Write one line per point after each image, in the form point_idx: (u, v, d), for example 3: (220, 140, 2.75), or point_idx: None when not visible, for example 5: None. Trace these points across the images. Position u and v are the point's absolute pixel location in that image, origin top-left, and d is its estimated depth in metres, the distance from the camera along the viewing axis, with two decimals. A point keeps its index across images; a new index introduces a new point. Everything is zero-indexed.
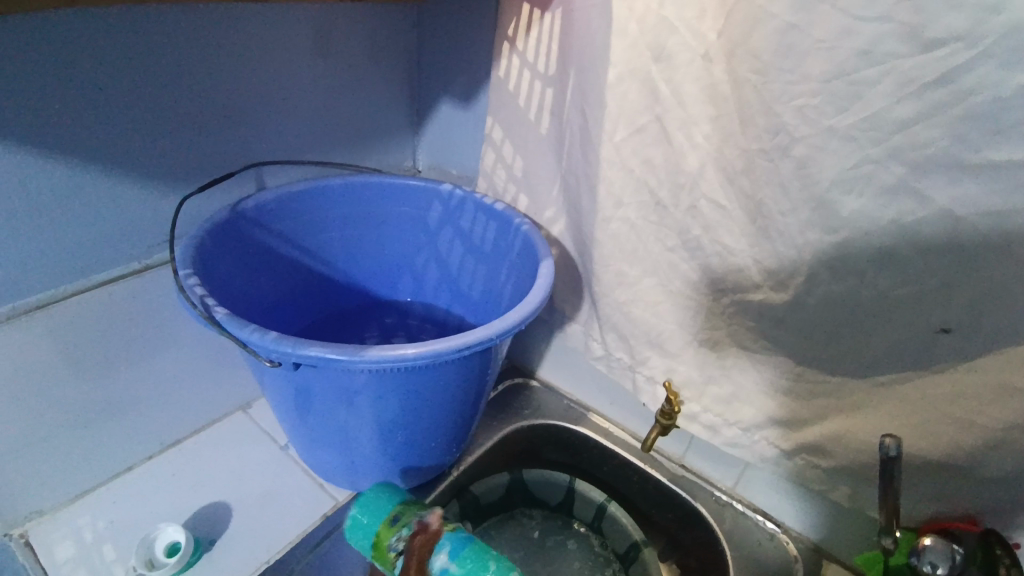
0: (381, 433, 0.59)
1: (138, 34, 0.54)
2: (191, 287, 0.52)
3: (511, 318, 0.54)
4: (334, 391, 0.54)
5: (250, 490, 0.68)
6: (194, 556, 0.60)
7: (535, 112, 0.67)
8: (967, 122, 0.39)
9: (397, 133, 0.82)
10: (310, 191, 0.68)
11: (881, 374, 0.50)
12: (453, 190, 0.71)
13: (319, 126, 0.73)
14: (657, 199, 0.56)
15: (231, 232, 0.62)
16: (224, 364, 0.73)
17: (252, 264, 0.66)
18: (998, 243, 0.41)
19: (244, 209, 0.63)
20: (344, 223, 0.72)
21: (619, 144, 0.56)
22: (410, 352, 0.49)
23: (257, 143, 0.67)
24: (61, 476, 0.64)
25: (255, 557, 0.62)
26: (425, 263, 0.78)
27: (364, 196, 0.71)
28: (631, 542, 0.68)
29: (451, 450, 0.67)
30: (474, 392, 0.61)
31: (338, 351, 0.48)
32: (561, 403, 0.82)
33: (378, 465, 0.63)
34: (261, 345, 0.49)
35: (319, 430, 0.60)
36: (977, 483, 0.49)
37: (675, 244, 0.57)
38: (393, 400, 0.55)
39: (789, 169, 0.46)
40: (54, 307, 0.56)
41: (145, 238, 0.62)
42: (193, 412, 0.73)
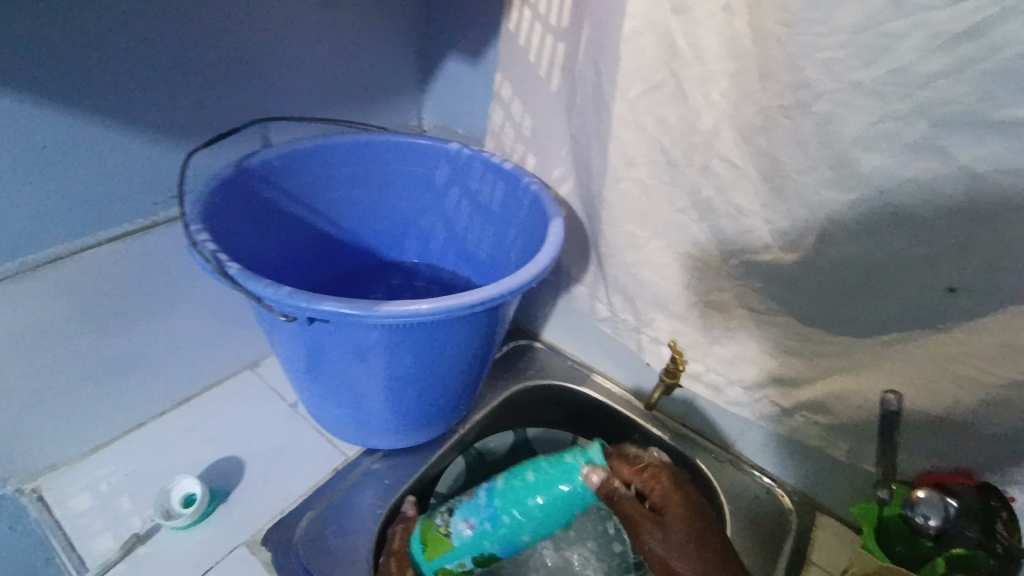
0: (393, 389, 0.60)
1: None
2: (203, 242, 0.52)
3: (522, 276, 0.54)
4: (347, 348, 0.54)
5: (262, 445, 0.69)
6: (209, 507, 0.62)
7: (547, 68, 0.65)
8: (995, 78, 0.38)
9: (402, 90, 0.80)
10: (317, 148, 0.67)
11: (886, 334, 0.52)
12: (461, 149, 0.70)
13: (323, 82, 0.71)
14: (670, 158, 0.56)
15: (238, 188, 0.61)
16: (233, 322, 0.73)
17: (259, 222, 0.65)
18: (1015, 203, 0.41)
19: (249, 166, 0.62)
20: (351, 182, 0.72)
21: (634, 101, 0.56)
22: (425, 307, 0.49)
23: (261, 97, 0.66)
24: (73, 432, 0.64)
25: (270, 508, 0.63)
26: (432, 224, 0.77)
27: (371, 154, 0.70)
28: None
29: (460, 407, 0.68)
30: (484, 349, 0.62)
31: (354, 306, 0.48)
32: (566, 363, 0.83)
33: (389, 422, 0.64)
34: (278, 301, 0.49)
35: (332, 387, 0.61)
36: (976, 439, 0.51)
37: (686, 205, 0.57)
38: (406, 356, 0.56)
39: (809, 127, 0.46)
40: (63, 262, 0.56)
41: (151, 193, 0.61)
42: (202, 370, 0.73)
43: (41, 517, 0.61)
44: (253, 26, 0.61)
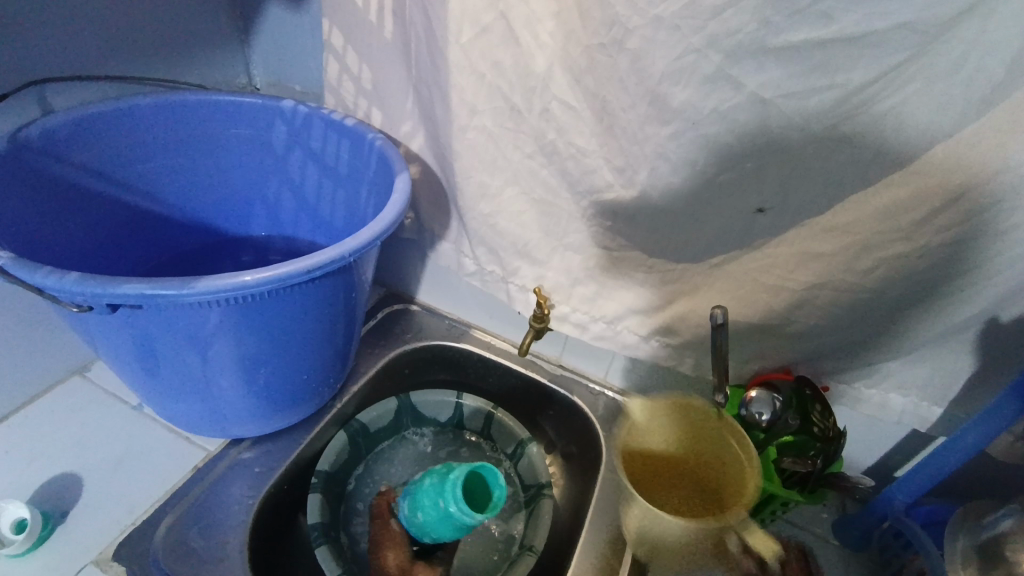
0: (242, 371, 0.55)
1: None
2: None
3: (366, 235, 0.51)
4: (174, 332, 0.49)
5: (102, 456, 0.61)
6: (45, 530, 0.54)
7: (376, 13, 0.61)
8: (770, 6, 0.41)
9: (220, 43, 0.71)
10: (114, 112, 0.58)
11: (714, 256, 0.57)
12: (296, 106, 0.64)
13: (113, 34, 0.61)
14: (512, 104, 0.57)
15: (11, 164, 0.51)
16: (43, 323, 0.63)
17: (48, 202, 0.56)
18: (798, 123, 0.46)
19: (25, 137, 0.52)
20: (167, 149, 0.63)
21: (467, 45, 0.55)
22: (250, 279, 0.44)
23: (34, 52, 0.55)
24: None
25: (117, 521, 0.56)
26: (278, 192, 0.71)
27: (186, 117, 0.62)
28: (518, 441, 0.75)
29: (329, 381, 0.65)
30: (342, 316, 0.58)
31: (161, 285, 0.42)
32: (443, 323, 0.82)
33: (247, 407, 0.59)
34: (62, 289, 0.41)
35: (170, 379, 0.55)
36: (790, 338, 0.57)
37: (533, 150, 0.58)
38: (247, 333, 0.51)
39: (626, 63, 0.48)
40: None
41: None
42: (10, 382, 0.63)
43: None
44: None
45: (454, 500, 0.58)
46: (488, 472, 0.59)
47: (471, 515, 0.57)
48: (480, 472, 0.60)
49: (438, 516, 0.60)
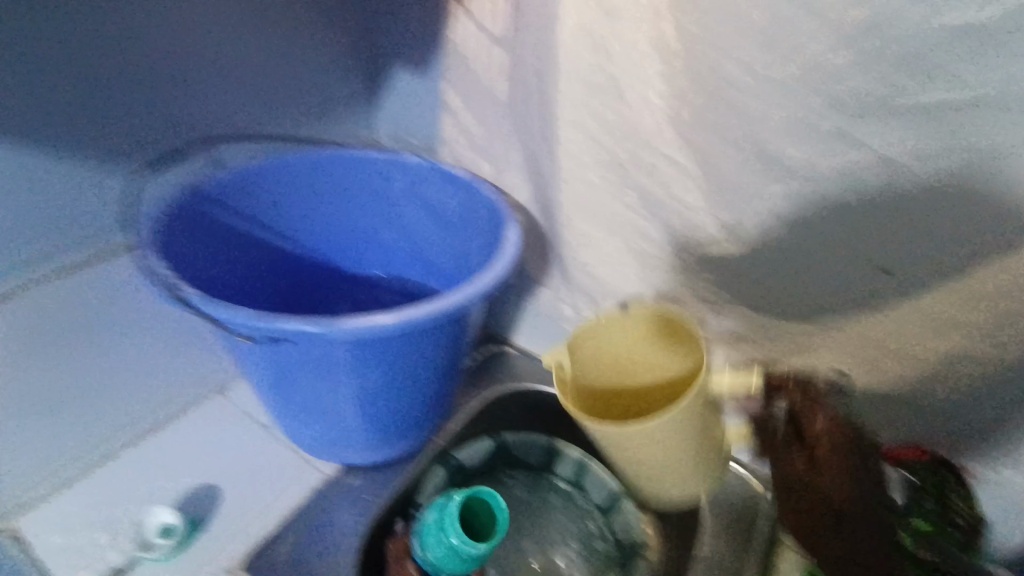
0: (362, 403, 0.60)
1: (54, 12, 0.51)
2: (158, 269, 0.52)
3: (482, 284, 0.55)
4: (312, 363, 0.55)
5: (236, 469, 0.68)
6: (188, 537, 0.62)
7: (492, 75, 0.66)
8: (896, 69, 0.41)
9: (353, 104, 0.80)
10: (269, 168, 0.67)
11: (832, 320, 0.53)
12: (416, 161, 0.71)
13: (270, 101, 0.71)
14: (617, 159, 0.58)
15: (194, 213, 0.62)
16: (197, 347, 0.72)
17: (215, 245, 0.66)
18: (932, 182, 0.43)
19: (205, 187, 0.62)
20: (308, 199, 0.72)
21: (575, 104, 0.58)
22: (387, 321, 0.50)
23: (200, 118, 0.65)
24: (41, 468, 0.64)
25: (247, 534, 0.63)
26: (392, 238, 0.77)
27: (325, 171, 0.71)
28: (611, 493, 0.74)
29: (433, 417, 0.69)
30: (452, 357, 0.63)
31: (314, 323, 0.49)
32: (537, 367, 0.84)
33: (362, 436, 0.64)
34: (238, 323, 0.49)
35: (300, 404, 0.61)
36: (924, 412, 0.53)
37: (636, 203, 0.59)
38: (373, 369, 0.56)
39: (733, 121, 0.48)
40: (13, 300, 0.56)
41: (106, 225, 0.62)
42: (169, 396, 0.72)
43: (20, 560, 0.61)
44: (187, 49, 0.61)
45: (455, 531, 0.57)
46: (487, 495, 0.59)
47: (473, 547, 0.56)
48: (476, 498, 0.59)
49: (446, 554, 0.57)
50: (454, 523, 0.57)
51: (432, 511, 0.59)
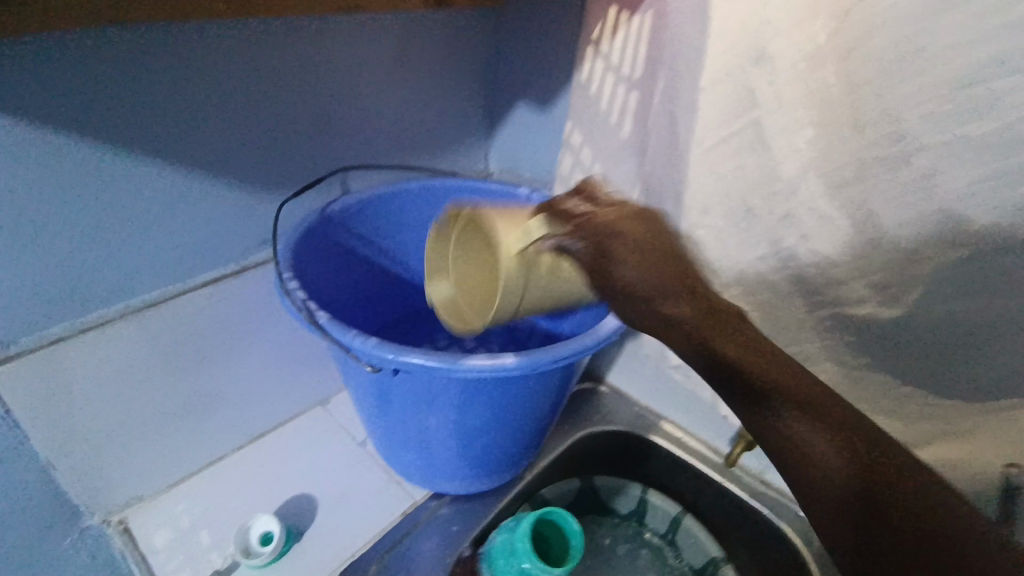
0: (465, 435, 0.59)
1: (229, 45, 0.55)
2: (294, 290, 0.53)
3: (604, 329, 0.53)
4: (424, 392, 0.54)
5: (331, 485, 0.69)
6: (285, 546, 0.62)
7: (618, 116, 0.66)
8: None
9: (470, 136, 0.82)
10: (389, 194, 0.69)
11: (998, 401, 0.49)
12: (530, 194, 0.71)
13: (398, 131, 0.74)
14: (748, 207, 0.56)
15: (322, 234, 0.64)
16: (304, 360, 0.75)
17: (336, 264, 0.68)
18: None
19: (331, 212, 0.64)
20: (422, 225, 0.74)
21: (708, 150, 0.57)
22: (510, 361, 0.48)
23: (338, 144, 0.69)
24: (155, 467, 0.67)
25: (339, 550, 0.63)
26: None
27: (440, 199, 0.72)
28: (709, 557, 0.70)
29: (527, 454, 0.67)
30: (556, 396, 0.61)
31: (438, 359, 0.47)
32: (632, 408, 0.80)
33: (459, 467, 0.64)
34: (364, 351, 0.48)
35: (402, 429, 0.61)
36: None
37: (766, 253, 0.57)
38: (482, 403, 0.55)
39: (909, 177, 0.46)
40: (163, 304, 0.60)
41: (243, 240, 0.65)
42: (274, 406, 0.75)
43: (122, 553, 0.63)
44: (337, 81, 0.65)
45: (529, 554, 0.55)
46: (559, 516, 0.60)
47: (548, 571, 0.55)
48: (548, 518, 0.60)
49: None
50: (523, 541, 0.56)
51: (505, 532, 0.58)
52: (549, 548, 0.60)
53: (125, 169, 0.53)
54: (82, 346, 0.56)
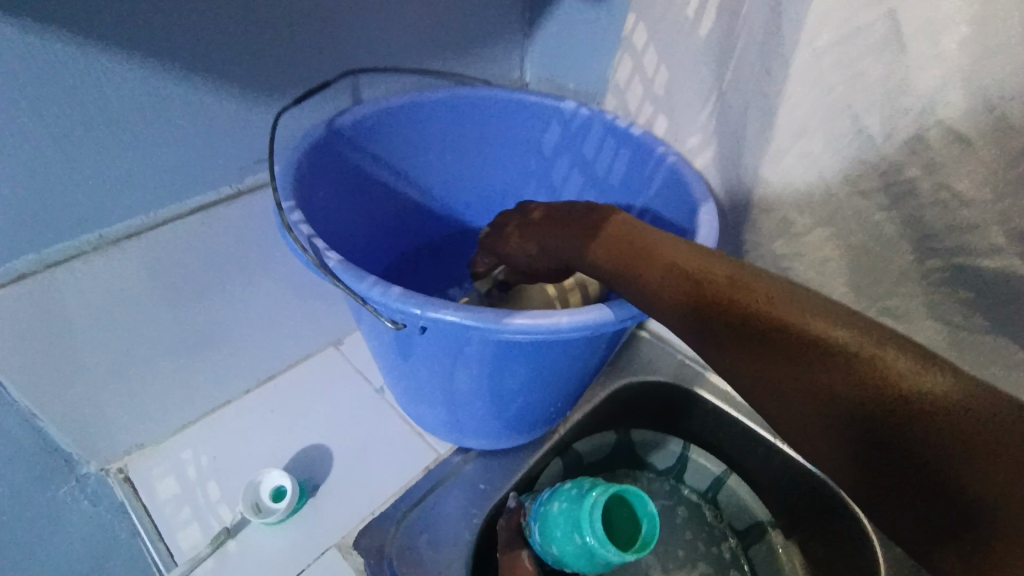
0: (499, 394, 0.52)
1: None
2: (296, 224, 0.43)
3: None
4: (455, 348, 0.46)
5: (348, 434, 0.64)
6: (299, 503, 0.58)
7: (696, 8, 0.52)
8: None
9: (504, 34, 0.68)
10: (411, 106, 0.57)
11: None
12: (577, 108, 0.58)
13: (418, 26, 0.60)
14: (862, 129, 0.45)
15: (329, 153, 0.53)
16: (315, 300, 0.68)
17: (347, 191, 0.57)
18: None
19: (341, 125, 0.53)
20: (447, 145, 0.62)
21: (822, 53, 0.44)
22: (564, 321, 0.39)
23: (346, 41, 0.56)
24: (157, 413, 0.62)
25: (358, 507, 0.59)
26: (533, 195, 0.68)
27: (469, 113, 0.60)
28: (754, 520, 0.65)
29: (564, 411, 0.60)
30: (603, 352, 0.53)
31: (477, 316, 0.38)
32: (674, 358, 0.72)
33: (490, 425, 0.57)
34: (385, 304, 0.39)
35: (427, 384, 0.53)
36: None
37: (875, 187, 0.46)
38: (522, 362, 0.47)
39: None
40: (146, 235, 0.51)
41: (236, 158, 0.54)
42: (283, 348, 0.68)
43: (124, 503, 0.59)
44: None
45: (591, 528, 0.48)
46: (632, 494, 0.51)
47: (612, 551, 0.48)
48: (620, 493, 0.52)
49: (576, 552, 0.50)
50: (593, 522, 0.48)
51: (567, 500, 0.52)
52: (616, 524, 0.52)
53: (76, 64, 0.41)
54: (58, 285, 0.48)
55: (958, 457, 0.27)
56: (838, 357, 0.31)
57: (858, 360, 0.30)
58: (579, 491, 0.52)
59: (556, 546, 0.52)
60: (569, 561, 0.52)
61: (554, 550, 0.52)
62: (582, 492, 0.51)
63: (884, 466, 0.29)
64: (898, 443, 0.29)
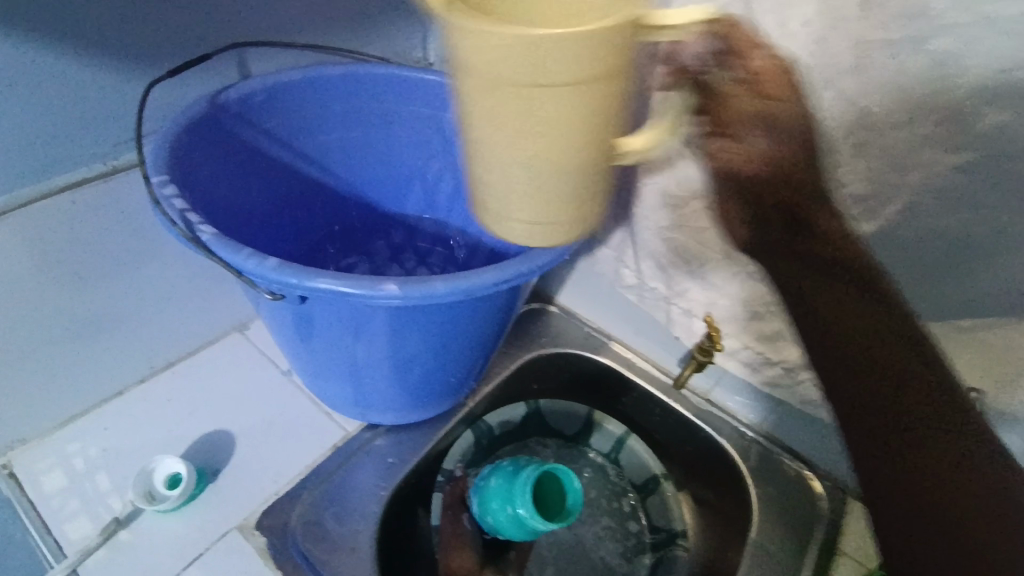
0: (398, 365, 0.53)
1: None
2: (167, 199, 0.43)
3: (554, 247, 0.46)
4: (345, 319, 0.47)
5: (251, 417, 0.63)
6: (197, 489, 0.57)
7: None
8: None
9: (404, 11, 0.68)
10: (302, 81, 0.57)
11: (963, 322, 0.45)
12: None
13: (311, 0, 0.59)
14: None
15: (212, 130, 0.52)
16: (213, 285, 0.65)
17: (238, 168, 0.56)
18: None
19: (224, 101, 0.52)
20: (345, 122, 0.62)
21: None
22: (438, 286, 0.41)
23: (228, 12, 0.54)
24: (39, 406, 0.58)
25: (261, 489, 0.58)
26: (438, 173, 0.67)
27: (364, 89, 0.60)
28: (650, 474, 0.71)
29: (469, 382, 0.62)
30: (499, 322, 0.55)
31: (353, 284, 0.40)
32: (581, 329, 0.76)
33: (393, 398, 0.58)
34: (260, 275, 0.40)
35: (326, 359, 0.54)
36: None
37: None
38: (414, 331, 0.49)
39: (919, 66, 0.38)
40: (9, 215, 0.48)
41: (108, 133, 0.51)
42: (181, 335, 0.66)
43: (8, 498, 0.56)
44: None
45: (520, 500, 0.57)
46: (562, 472, 0.59)
47: (536, 520, 0.56)
48: (550, 472, 0.59)
49: (507, 520, 0.59)
50: (523, 494, 0.57)
51: (505, 475, 0.60)
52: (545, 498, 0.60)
53: None
54: None
55: (951, 497, 0.38)
56: (888, 382, 0.39)
57: (928, 392, 0.38)
58: (516, 469, 0.60)
59: (492, 515, 0.61)
60: (501, 528, 0.60)
61: (490, 517, 0.61)
62: (517, 471, 0.60)
63: (896, 470, 0.40)
64: (923, 489, 0.39)
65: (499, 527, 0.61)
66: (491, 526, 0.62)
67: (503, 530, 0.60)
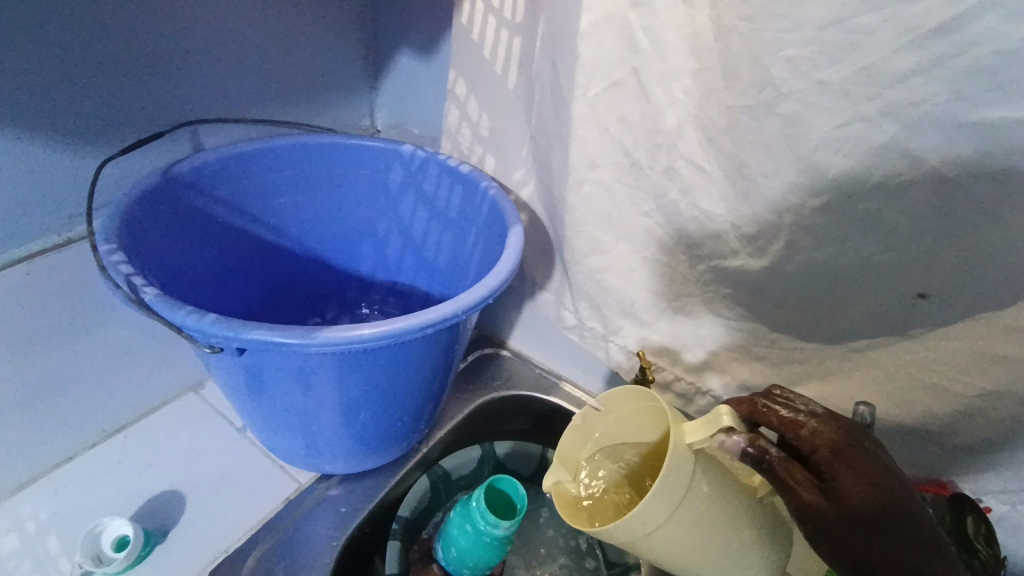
0: (344, 413, 0.55)
1: None
2: (115, 264, 0.46)
3: (480, 293, 0.50)
4: (288, 370, 0.50)
5: (205, 474, 0.64)
6: (144, 550, 0.56)
7: (502, 64, 0.61)
8: (967, 78, 0.37)
9: (352, 87, 0.75)
10: (254, 153, 0.62)
11: (854, 341, 0.51)
12: (415, 151, 0.66)
13: (263, 82, 0.66)
14: (633, 160, 0.53)
15: (166, 199, 0.56)
16: (168, 345, 0.67)
17: (191, 233, 0.60)
18: (988, 209, 0.41)
19: (178, 173, 0.56)
20: (296, 188, 0.66)
21: (594, 99, 0.52)
22: (368, 333, 0.45)
23: (182, 96, 0.59)
24: None
25: (212, 545, 0.58)
26: (387, 231, 0.72)
27: (314, 158, 0.65)
28: None
29: (419, 427, 0.64)
30: (442, 367, 0.58)
31: (288, 333, 0.44)
32: (532, 371, 0.79)
33: (342, 446, 0.60)
34: (199, 329, 0.44)
35: (274, 411, 0.56)
36: (949, 447, 0.51)
37: (651, 208, 0.54)
38: (356, 379, 0.51)
39: (775, 127, 0.44)
40: None
41: (64, 207, 0.55)
42: (135, 397, 0.67)
43: None
44: (177, 22, 0.56)
45: (480, 515, 0.58)
46: (509, 484, 0.61)
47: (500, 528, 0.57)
48: (497, 487, 0.61)
49: (470, 544, 0.59)
50: (484, 511, 0.58)
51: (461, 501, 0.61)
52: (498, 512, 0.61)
53: None
54: None
55: None
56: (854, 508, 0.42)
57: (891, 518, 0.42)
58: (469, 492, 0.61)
59: (455, 547, 0.59)
60: (466, 559, 0.60)
61: (453, 549, 0.60)
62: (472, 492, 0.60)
63: None
64: None
65: (463, 560, 0.60)
66: (457, 563, 0.60)
67: (469, 561, 0.60)
